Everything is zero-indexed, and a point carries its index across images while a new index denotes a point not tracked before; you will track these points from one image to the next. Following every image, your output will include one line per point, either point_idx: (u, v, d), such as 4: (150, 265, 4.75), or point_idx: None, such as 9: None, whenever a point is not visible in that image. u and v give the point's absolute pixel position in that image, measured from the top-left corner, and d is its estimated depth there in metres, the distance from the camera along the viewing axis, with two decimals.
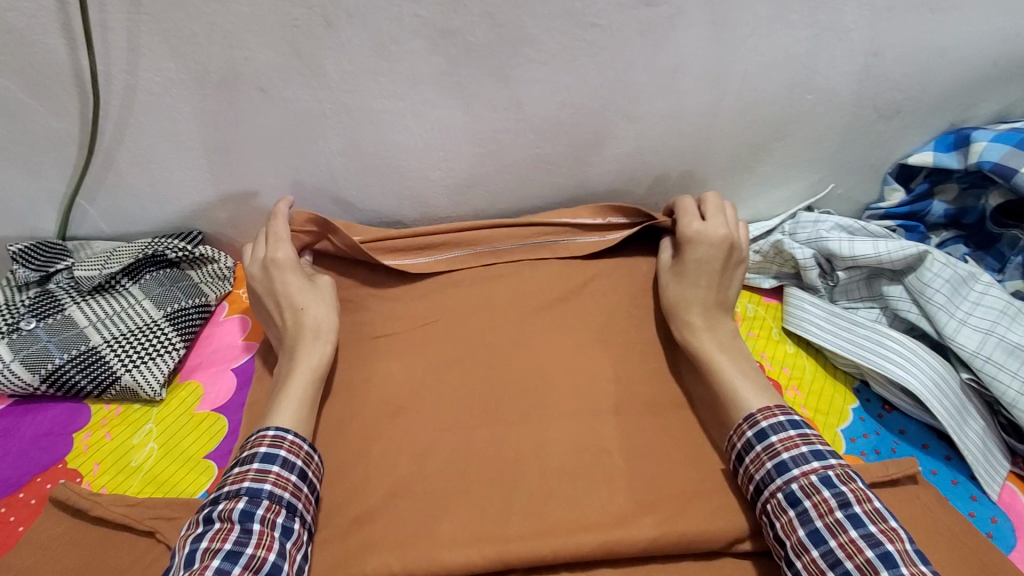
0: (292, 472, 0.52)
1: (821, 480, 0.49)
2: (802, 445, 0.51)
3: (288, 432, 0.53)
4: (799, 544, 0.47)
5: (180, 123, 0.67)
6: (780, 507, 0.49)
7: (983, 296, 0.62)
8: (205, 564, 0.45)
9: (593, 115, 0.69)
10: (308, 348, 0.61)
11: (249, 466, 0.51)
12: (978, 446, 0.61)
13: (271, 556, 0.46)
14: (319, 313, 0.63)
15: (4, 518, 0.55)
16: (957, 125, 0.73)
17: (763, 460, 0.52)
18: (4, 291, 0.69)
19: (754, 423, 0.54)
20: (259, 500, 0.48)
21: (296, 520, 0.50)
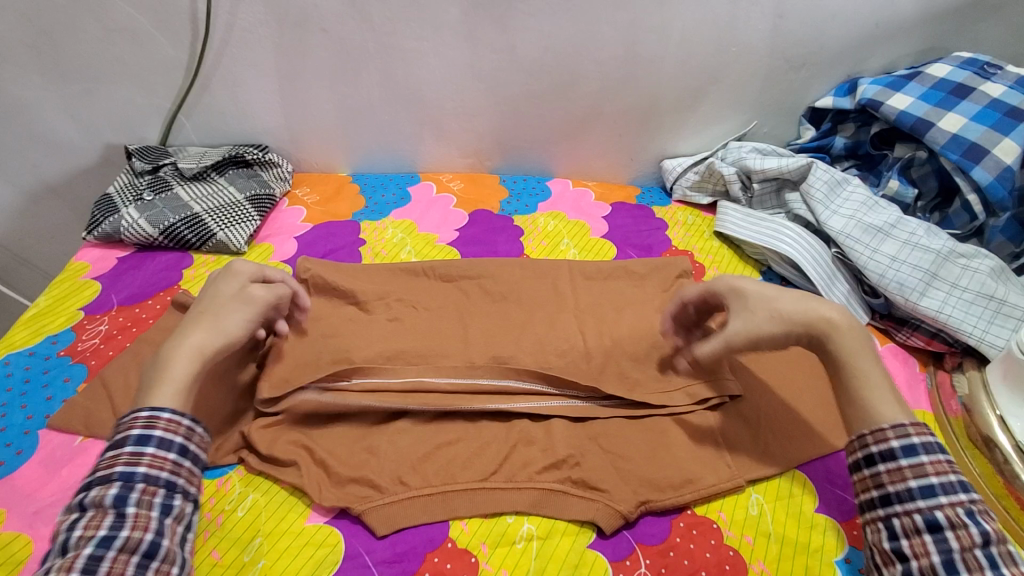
0: (170, 450, 0.52)
1: (966, 512, 0.48)
2: (952, 473, 0.50)
3: (165, 411, 0.53)
4: (928, 566, 0.46)
5: (261, 55, 0.91)
6: (911, 527, 0.48)
7: (851, 193, 0.84)
8: (77, 551, 0.46)
9: (569, 58, 0.92)
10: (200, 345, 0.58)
11: (124, 448, 0.51)
12: (842, 302, 0.82)
13: (149, 535, 0.48)
14: (245, 323, 0.61)
15: (140, 314, 0.77)
16: (852, 77, 0.96)
17: (905, 475, 0.50)
18: (125, 177, 0.93)
19: (905, 435, 0.51)
20: (131, 484, 0.50)
21: (177, 496, 0.51)
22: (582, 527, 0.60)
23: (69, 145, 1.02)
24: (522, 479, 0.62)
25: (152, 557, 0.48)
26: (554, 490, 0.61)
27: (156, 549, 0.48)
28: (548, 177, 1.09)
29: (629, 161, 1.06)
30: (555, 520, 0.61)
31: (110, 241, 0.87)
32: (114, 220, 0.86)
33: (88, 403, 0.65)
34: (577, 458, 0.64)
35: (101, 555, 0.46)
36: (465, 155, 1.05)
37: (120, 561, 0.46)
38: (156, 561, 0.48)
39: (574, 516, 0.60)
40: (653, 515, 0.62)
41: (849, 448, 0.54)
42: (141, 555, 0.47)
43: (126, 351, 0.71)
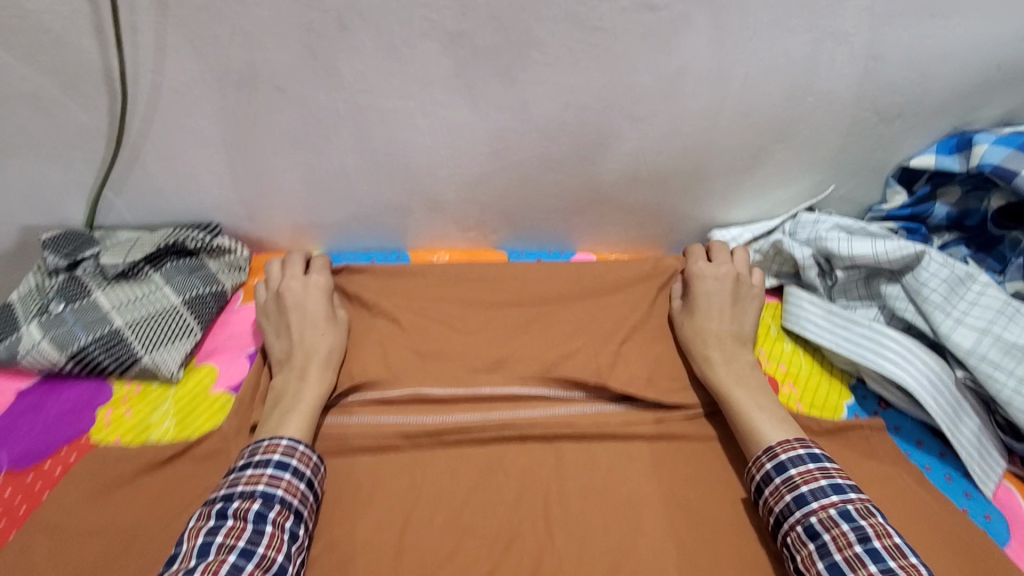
0: (301, 481, 0.57)
1: (838, 514, 0.52)
2: (820, 479, 0.55)
3: (301, 441, 0.59)
4: (816, 572, 0.50)
5: (200, 120, 0.71)
6: (800, 540, 0.52)
7: (980, 296, 0.63)
8: (221, 558, 0.49)
9: (596, 116, 0.71)
10: (318, 371, 0.67)
11: (265, 469, 0.56)
12: (972, 443, 0.62)
13: (280, 557, 0.51)
14: (332, 341, 0.70)
15: (32, 485, 0.59)
16: (961, 128, 0.74)
17: (782, 493, 0.55)
18: (34, 276, 0.73)
19: (773, 454, 0.58)
20: (271, 503, 0.53)
21: (301, 526, 0.55)
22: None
23: None
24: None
25: None
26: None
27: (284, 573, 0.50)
28: (567, 251, 0.89)
29: (668, 231, 0.85)
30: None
31: (6, 368, 0.67)
32: (10, 342, 0.66)
33: None
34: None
35: (241, 566, 0.49)
36: (465, 229, 0.85)
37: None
38: None
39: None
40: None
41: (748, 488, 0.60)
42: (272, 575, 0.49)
43: (10, 551, 0.53)
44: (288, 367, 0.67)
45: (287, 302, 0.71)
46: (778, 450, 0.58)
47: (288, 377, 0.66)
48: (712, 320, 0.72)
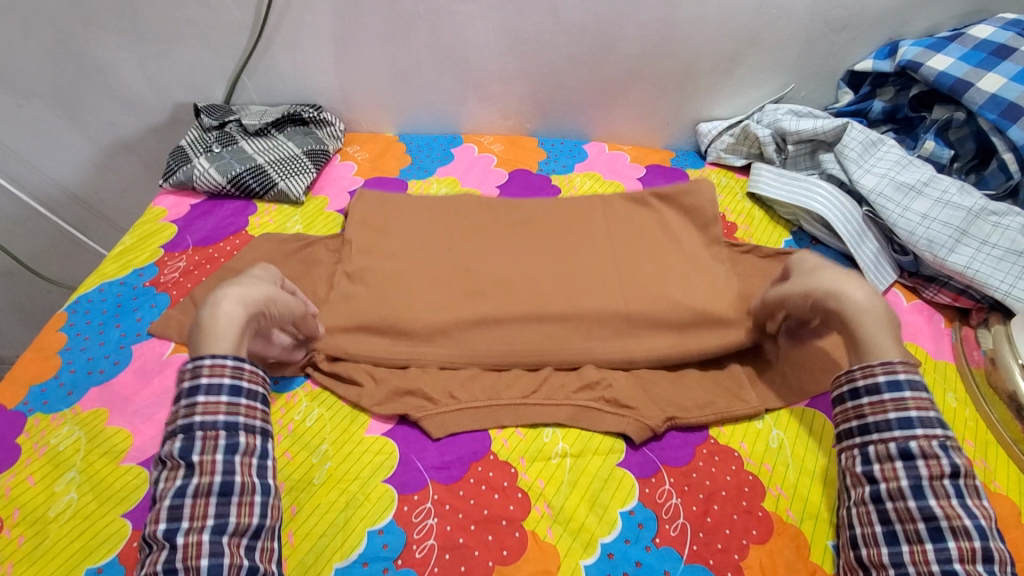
0: (221, 391, 0.56)
1: (939, 446, 0.54)
2: (931, 410, 0.56)
3: (205, 358, 0.56)
4: (897, 490, 0.54)
5: (318, 17, 0.97)
6: (886, 454, 0.55)
7: (885, 153, 0.85)
8: (163, 497, 0.53)
9: (609, 21, 0.95)
10: (233, 308, 0.60)
11: (181, 401, 0.55)
12: (871, 259, 0.84)
13: (218, 477, 0.53)
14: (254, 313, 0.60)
15: (213, 254, 0.85)
16: (893, 40, 0.96)
17: (886, 409, 0.56)
18: (195, 131, 1.01)
19: (892, 371, 0.57)
20: (193, 432, 0.54)
21: (239, 433, 0.55)
22: (615, 438, 0.66)
23: (143, 102, 1.11)
24: (560, 397, 0.68)
25: (228, 493, 0.53)
26: (588, 407, 0.67)
27: (229, 487, 0.53)
28: (585, 140, 1.13)
29: (665, 124, 1.09)
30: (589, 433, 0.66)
31: (183, 189, 0.95)
32: (188, 169, 0.93)
33: (180, 317, 0.75)
34: (608, 381, 0.69)
35: (181, 501, 0.52)
36: (506, 117, 1.10)
37: (199, 503, 0.52)
38: (233, 496, 0.53)
39: (607, 430, 0.66)
40: (678, 432, 0.67)
41: (838, 380, 0.60)
42: (217, 493, 0.52)
43: (210, 277, 0.80)
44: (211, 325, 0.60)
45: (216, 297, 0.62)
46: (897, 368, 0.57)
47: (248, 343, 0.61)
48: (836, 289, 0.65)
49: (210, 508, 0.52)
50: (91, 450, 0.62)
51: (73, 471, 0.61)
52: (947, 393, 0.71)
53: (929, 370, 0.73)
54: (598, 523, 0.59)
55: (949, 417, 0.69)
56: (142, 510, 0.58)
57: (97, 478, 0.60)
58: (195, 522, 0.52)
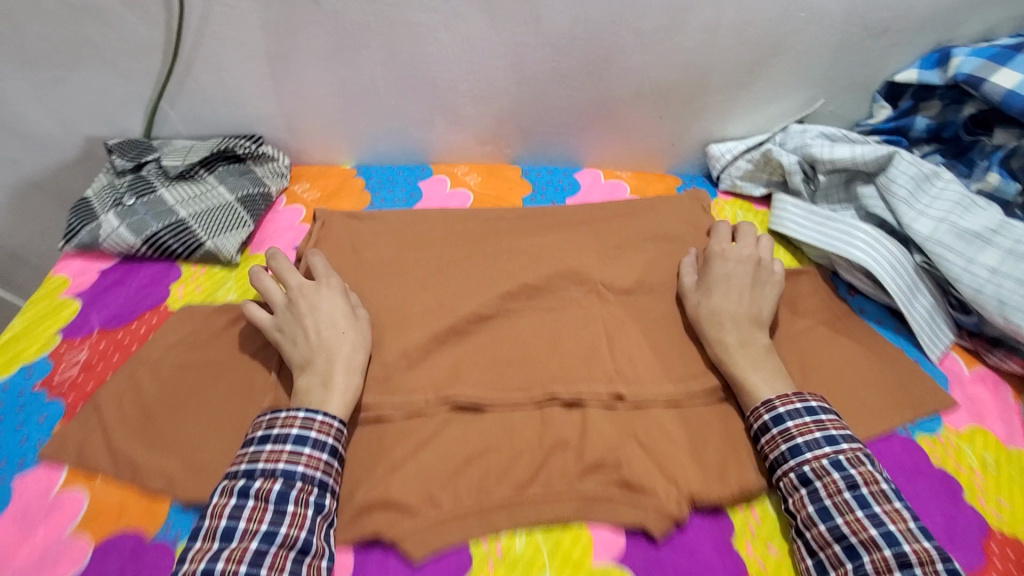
0: (324, 451, 0.56)
1: (830, 463, 0.55)
2: (815, 431, 0.57)
3: (320, 411, 0.57)
4: (808, 518, 0.54)
5: (247, 34, 0.79)
6: (793, 485, 0.56)
7: (942, 191, 0.71)
8: (244, 545, 0.49)
9: (602, 30, 0.78)
10: (343, 375, 0.61)
11: (284, 446, 0.55)
12: (924, 318, 0.71)
13: (303, 533, 0.51)
14: (353, 339, 0.64)
15: (122, 340, 0.70)
16: (944, 44, 0.80)
17: (779, 442, 0.58)
18: (105, 176, 0.83)
19: (772, 408, 0.59)
20: (293, 480, 0.53)
21: (328, 495, 0.54)
22: (630, 536, 0.56)
23: (46, 137, 0.93)
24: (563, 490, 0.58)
25: (305, 552, 0.50)
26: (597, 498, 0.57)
27: (309, 545, 0.51)
28: (575, 165, 0.97)
29: (668, 146, 0.93)
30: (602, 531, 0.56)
31: (90, 252, 0.78)
32: (92, 228, 0.77)
33: (80, 437, 0.61)
34: (618, 458, 0.59)
35: (264, 550, 0.49)
36: (483, 142, 0.93)
37: (279, 555, 0.49)
38: (308, 556, 0.50)
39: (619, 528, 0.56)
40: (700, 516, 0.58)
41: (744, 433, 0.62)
42: (297, 550, 0.50)
43: (120, 373, 0.65)
44: (311, 369, 0.61)
45: (300, 319, 0.64)
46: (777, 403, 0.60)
47: (311, 381, 0.60)
48: (734, 300, 0.68)
49: (287, 562, 0.49)
50: None
51: None
52: None
53: (1004, 462, 0.63)
54: None
55: None
56: None
57: None
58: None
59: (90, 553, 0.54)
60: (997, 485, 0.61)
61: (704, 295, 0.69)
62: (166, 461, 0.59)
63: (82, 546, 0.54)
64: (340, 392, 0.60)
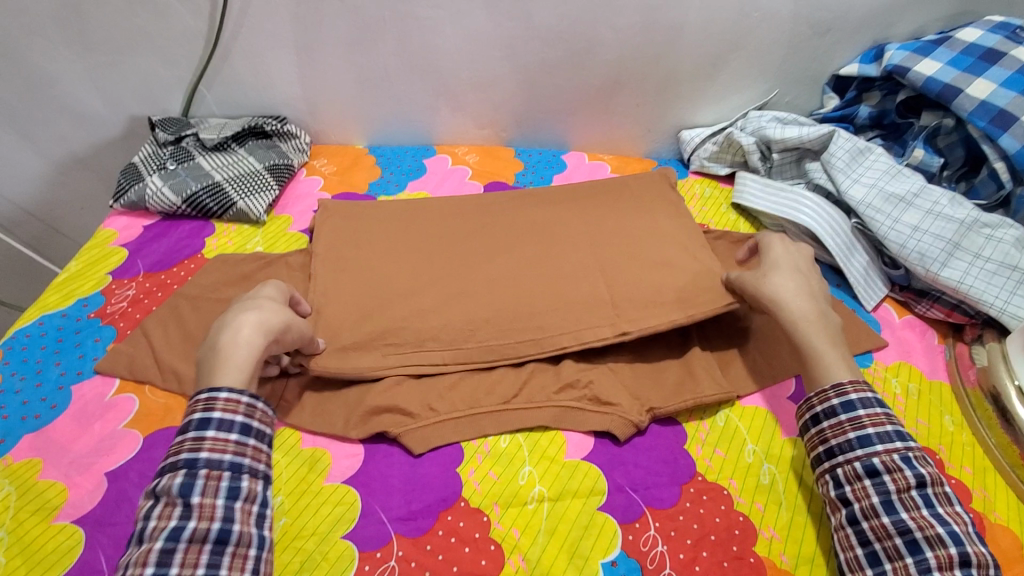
0: (232, 430, 0.52)
1: (901, 459, 0.55)
2: (887, 425, 0.57)
3: (221, 390, 0.53)
4: (869, 508, 0.54)
5: (279, 25, 0.91)
6: (854, 474, 0.55)
7: (873, 162, 0.82)
8: (149, 545, 0.47)
9: (585, 26, 0.90)
10: (242, 336, 0.57)
11: (188, 433, 0.51)
12: (861, 273, 0.81)
13: (216, 524, 0.48)
14: (266, 307, 0.61)
15: (165, 281, 0.79)
16: (879, 42, 0.93)
17: (845, 430, 0.57)
18: (149, 147, 0.95)
19: (844, 392, 0.59)
20: (197, 469, 0.50)
21: (244, 478, 0.51)
22: (599, 438, 0.64)
23: (95, 115, 1.05)
24: (541, 400, 0.66)
25: (224, 542, 0.48)
26: (570, 406, 0.65)
27: (227, 534, 0.48)
28: (563, 149, 1.08)
29: (645, 132, 1.04)
30: (573, 434, 0.65)
31: (136, 210, 0.89)
32: (139, 188, 0.88)
33: (130, 352, 0.69)
34: (589, 379, 0.67)
35: (172, 547, 0.46)
36: (481, 127, 1.05)
37: (191, 551, 0.47)
38: (229, 546, 0.48)
39: (590, 429, 0.64)
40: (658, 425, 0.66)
41: (801, 412, 0.62)
42: (211, 543, 0.47)
43: (162, 305, 0.75)
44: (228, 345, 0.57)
45: (216, 335, 0.58)
46: (848, 390, 0.59)
47: (210, 351, 0.58)
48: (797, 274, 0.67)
49: (202, 556, 0.47)
50: (21, 507, 0.57)
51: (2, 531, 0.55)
52: (944, 416, 0.68)
53: (925, 390, 0.70)
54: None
55: (949, 442, 0.65)
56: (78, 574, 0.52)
57: (28, 540, 0.55)
58: (184, 571, 0.46)
59: (139, 445, 0.61)
60: (917, 409, 0.68)
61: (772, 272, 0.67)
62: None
63: (132, 440, 0.62)
64: (232, 355, 0.56)
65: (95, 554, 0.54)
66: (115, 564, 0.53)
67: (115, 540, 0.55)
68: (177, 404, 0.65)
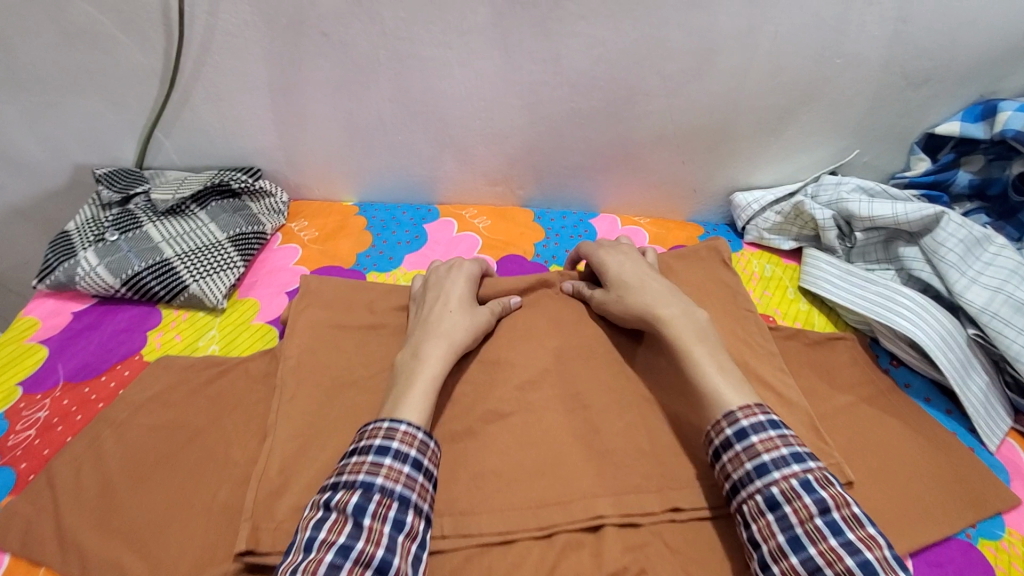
0: (405, 463, 0.49)
1: (800, 484, 0.48)
2: (781, 447, 0.50)
3: (403, 421, 0.51)
4: (777, 549, 0.46)
5: (249, 64, 0.74)
6: (758, 509, 0.48)
7: (995, 256, 0.65)
8: (319, 555, 0.43)
9: (626, 71, 0.73)
10: (433, 346, 0.59)
11: (366, 456, 0.49)
12: (980, 400, 0.64)
13: (381, 550, 0.44)
14: (463, 324, 0.62)
15: (88, 395, 0.63)
16: (986, 96, 0.75)
17: (741, 459, 0.50)
18: (89, 209, 0.78)
19: (735, 421, 0.52)
20: (371, 493, 0.47)
21: (409, 512, 0.47)
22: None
23: (32, 162, 0.88)
24: None
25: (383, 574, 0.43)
26: None
27: (388, 566, 0.44)
28: (590, 209, 0.91)
29: (690, 192, 0.87)
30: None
31: (65, 291, 0.72)
32: (69, 266, 0.71)
33: (28, 512, 0.53)
34: (640, 566, 0.51)
35: (339, 564, 0.43)
36: (493, 183, 0.88)
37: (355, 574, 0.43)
38: None
39: None
40: None
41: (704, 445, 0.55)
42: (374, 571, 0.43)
43: (80, 435, 0.59)
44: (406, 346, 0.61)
45: (404, 351, 0.60)
46: (739, 416, 0.52)
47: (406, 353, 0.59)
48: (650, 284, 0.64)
49: None
50: None
51: None
52: None
53: None
54: None
55: None
56: None
57: None
58: None
59: None
60: None
61: (614, 293, 0.65)
62: (121, 554, 0.50)
63: None
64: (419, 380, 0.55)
65: None
66: None
67: None
68: None
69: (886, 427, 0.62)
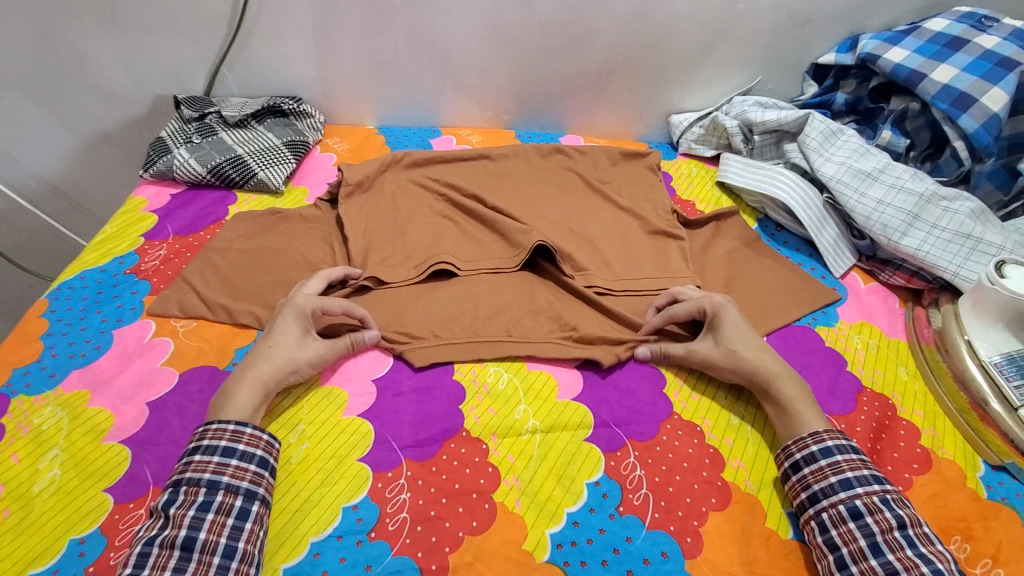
0: (252, 462, 0.59)
1: (870, 475, 0.60)
2: (845, 441, 0.63)
3: (248, 425, 0.61)
4: (837, 514, 0.58)
5: (297, 9, 0.98)
6: (829, 488, 0.60)
7: (844, 142, 0.90)
8: (167, 552, 0.53)
9: (582, 14, 0.97)
10: (250, 386, 0.64)
11: (212, 457, 0.58)
12: (831, 243, 0.89)
13: (223, 539, 0.54)
14: (294, 363, 0.67)
15: (193, 242, 0.87)
16: (855, 34, 1.00)
17: (808, 444, 0.63)
18: (175, 123, 1.02)
19: (820, 439, 0.62)
20: (216, 489, 0.56)
21: (255, 502, 0.57)
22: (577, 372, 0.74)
23: (121, 93, 1.12)
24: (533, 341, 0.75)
25: (230, 558, 0.53)
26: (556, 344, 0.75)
27: (232, 551, 0.54)
28: (560, 132, 1.16)
29: (638, 116, 1.12)
30: (556, 366, 0.74)
31: (164, 179, 0.97)
32: (167, 159, 0.96)
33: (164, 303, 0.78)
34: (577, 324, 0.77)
35: (188, 556, 0.53)
36: (484, 109, 1.12)
37: (203, 562, 0.53)
38: (234, 561, 0.53)
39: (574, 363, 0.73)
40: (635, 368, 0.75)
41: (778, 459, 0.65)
42: (220, 556, 0.53)
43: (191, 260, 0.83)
44: (242, 373, 0.65)
45: (229, 377, 0.65)
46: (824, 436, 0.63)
47: (229, 388, 0.64)
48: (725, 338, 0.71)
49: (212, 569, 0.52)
50: (73, 429, 0.66)
51: (56, 449, 0.65)
52: (899, 367, 0.77)
53: (884, 346, 0.79)
54: (564, 494, 0.63)
55: (901, 389, 0.74)
56: (125, 484, 0.62)
57: (81, 455, 0.64)
58: None
59: (175, 380, 0.70)
60: (875, 361, 0.77)
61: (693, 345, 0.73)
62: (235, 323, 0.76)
63: (169, 375, 0.71)
64: (242, 396, 0.63)
65: (139, 466, 0.63)
66: (158, 476, 0.62)
67: (157, 456, 0.64)
68: (203, 349, 0.74)
69: (757, 259, 0.88)
